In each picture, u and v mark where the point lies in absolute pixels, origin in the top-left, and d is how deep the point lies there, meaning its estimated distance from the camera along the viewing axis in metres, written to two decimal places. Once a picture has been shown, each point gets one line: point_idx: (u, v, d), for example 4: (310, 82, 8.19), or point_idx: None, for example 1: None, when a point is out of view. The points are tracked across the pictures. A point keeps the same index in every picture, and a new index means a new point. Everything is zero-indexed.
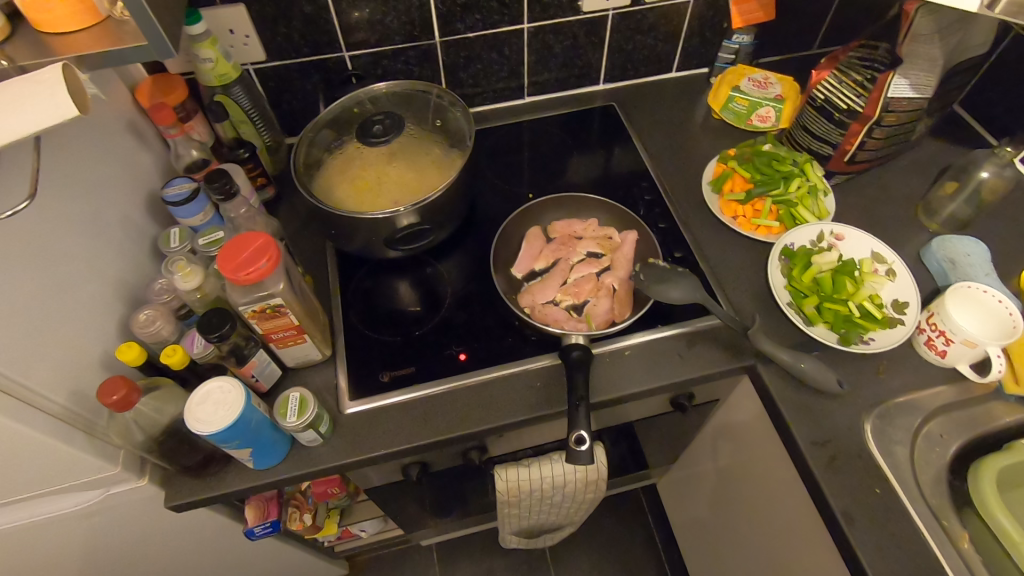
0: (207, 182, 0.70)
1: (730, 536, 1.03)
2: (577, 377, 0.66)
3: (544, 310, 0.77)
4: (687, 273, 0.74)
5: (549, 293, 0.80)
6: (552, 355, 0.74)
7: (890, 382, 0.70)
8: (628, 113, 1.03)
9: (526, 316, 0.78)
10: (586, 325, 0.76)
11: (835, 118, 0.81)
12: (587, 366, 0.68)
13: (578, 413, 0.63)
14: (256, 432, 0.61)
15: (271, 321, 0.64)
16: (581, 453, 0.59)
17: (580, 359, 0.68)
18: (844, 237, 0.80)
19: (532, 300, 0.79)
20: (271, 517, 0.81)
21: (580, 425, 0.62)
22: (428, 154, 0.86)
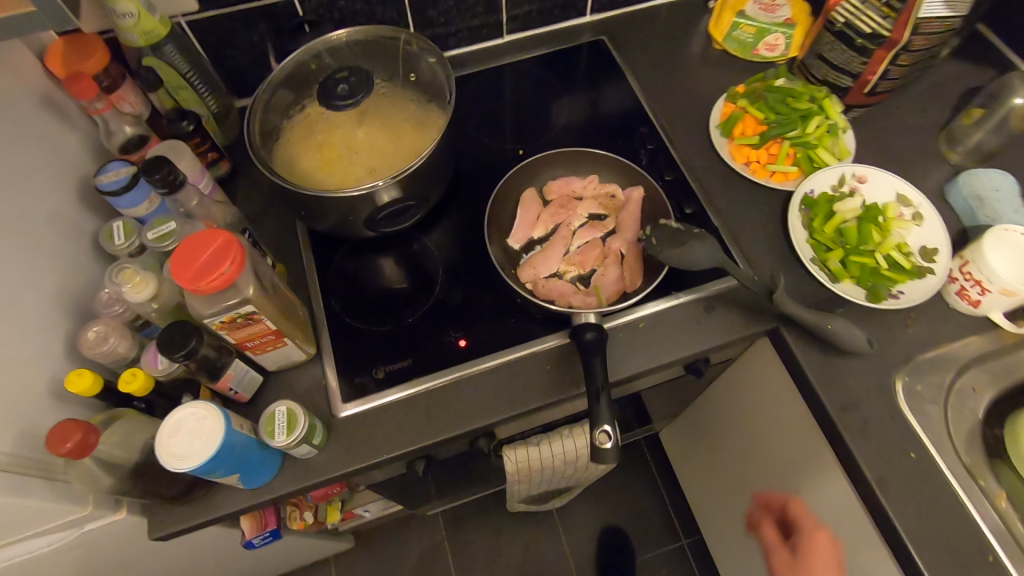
0: (146, 174, 0.59)
1: (743, 487, 1.02)
2: (594, 361, 0.60)
3: (548, 284, 0.69)
4: (703, 234, 0.66)
5: (553, 265, 0.71)
6: (560, 334, 0.67)
7: (921, 336, 0.66)
8: (621, 48, 0.92)
9: (528, 292, 0.70)
10: (596, 298, 0.68)
11: (856, 45, 0.72)
12: (604, 348, 0.61)
13: (599, 404, 0.57)
14: (240, 457, 0.54)
15: (243, 329, 0.56)
16: (608, 450, 0.54)
17: (595, 341, 0.61)
18: (867, 180, 0.72)
19: (534, 274, 0.71)
20: (270, 527, 0.78)
21: (603, 420, 0.55)
22: (403, 111, 0.78)
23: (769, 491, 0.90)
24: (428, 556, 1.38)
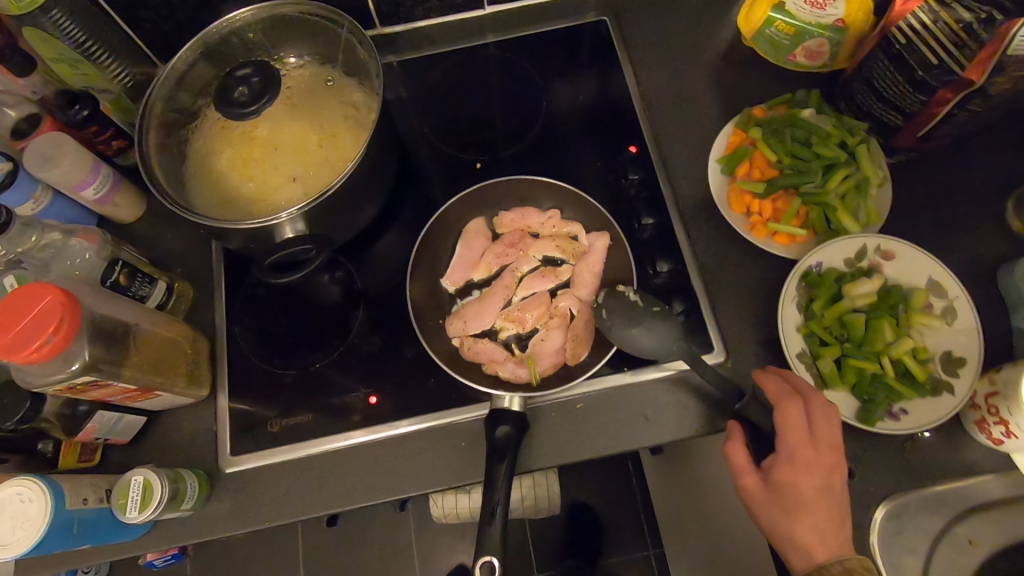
0: None
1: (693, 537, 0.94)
2: (497, 467, 0.51)
3: (476, 345, 0.60)
4: (664, 312, 0.55)
5: (486, 320, 0.62)
6: (482, 406, 0.58)
7: (916, 468, 0.54)
8: (625, 34, 0.75)
9: (455, 348, 0.61)
10: (528, 371, 0.58)
11: (915, 77, 0.54)
12: (515, 446, 0.52)
13: (490, 529, 0.48)
14: (83, 535, 0.48)
15: (95, 391, 0.49)
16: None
17: (507, 440, 0.52)
18: (894, 256, 0.57)
19: (462, 328, 0.61)
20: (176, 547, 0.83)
21: (490, 548, 0.47)
22: (333, 110, 0.63)
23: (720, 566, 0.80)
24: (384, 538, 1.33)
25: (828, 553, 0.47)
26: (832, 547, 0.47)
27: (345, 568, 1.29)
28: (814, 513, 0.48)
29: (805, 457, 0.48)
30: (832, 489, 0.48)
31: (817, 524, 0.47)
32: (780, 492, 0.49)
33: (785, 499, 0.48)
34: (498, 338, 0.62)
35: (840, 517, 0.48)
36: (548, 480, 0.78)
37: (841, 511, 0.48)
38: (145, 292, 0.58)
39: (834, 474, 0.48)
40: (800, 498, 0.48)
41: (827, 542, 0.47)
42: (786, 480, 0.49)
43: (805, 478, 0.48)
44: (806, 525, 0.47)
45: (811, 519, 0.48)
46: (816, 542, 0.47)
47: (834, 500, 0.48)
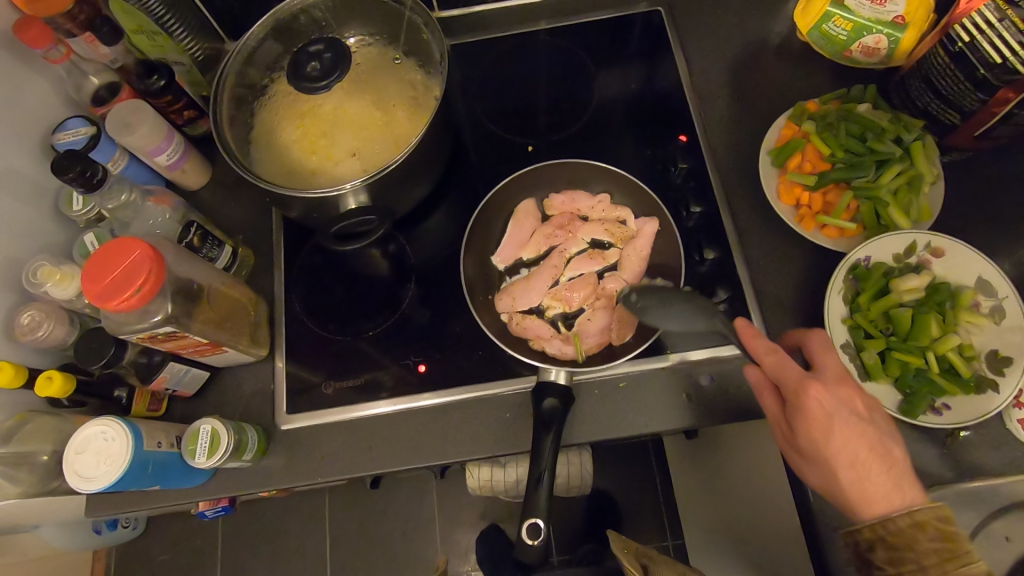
0: (58, 170, 0.53)
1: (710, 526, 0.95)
2: (543, 437, 0.53)
3: (524, 320, 0.62)
4: (688, 292, 0.56)
5: (534, 297, 0.63)
6: (529, 380, 0.60)
7: (955, 463, 0.54)
8: (679, 24, 0.76)
9: (504, 323, 0.63)
10: (574, 348, 0.60)
11: (975, 74, 0.54)
12: (562, 418, 0.54)
13: (536, 494, 0.51)
14: (157, 475, 0.52)
15: (171, 342, 0.52)
16: (531, 548, 0.51)
17: (553, 411, 0.54)
18: (943, 253, 0.57)
19: (511, 305, 0.63)
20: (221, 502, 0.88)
21: (536, 512, 0.51)
22: (396, 88, 0.65)
23: (739, 556, 0.81)
24: (402, 515, 1.35)
25: (888, 498, 0.44)
26: (887, 484, 0.45)
27: (370, 538, 1.34)
28: (851, 450, 0.45)
29: (820, 395, 0.45)
30: (867, 430, 0.46)
31: (859, 464, 0.45)
32: (808, 438, 0.47)
33: (821, 453, 0.46)
34: (545, 315, 0.63)
35: (889, 456, 0.45)
36: (583, 457, 0.81)
37: (887, 448, 0.46)
38: (214, 254, 0.61)
39: (854, 403, 0.46)
40: (836, 448, 0.45)
41: (885, 489, 0.45)
42: (808, 425, 0.46)
43: (825, 421, 0.45)
44: (855, 476, 0.45)
45: (848, 458, 0.45)
46: (865, 483, 0.45)
47: (874, 439, 0.45)
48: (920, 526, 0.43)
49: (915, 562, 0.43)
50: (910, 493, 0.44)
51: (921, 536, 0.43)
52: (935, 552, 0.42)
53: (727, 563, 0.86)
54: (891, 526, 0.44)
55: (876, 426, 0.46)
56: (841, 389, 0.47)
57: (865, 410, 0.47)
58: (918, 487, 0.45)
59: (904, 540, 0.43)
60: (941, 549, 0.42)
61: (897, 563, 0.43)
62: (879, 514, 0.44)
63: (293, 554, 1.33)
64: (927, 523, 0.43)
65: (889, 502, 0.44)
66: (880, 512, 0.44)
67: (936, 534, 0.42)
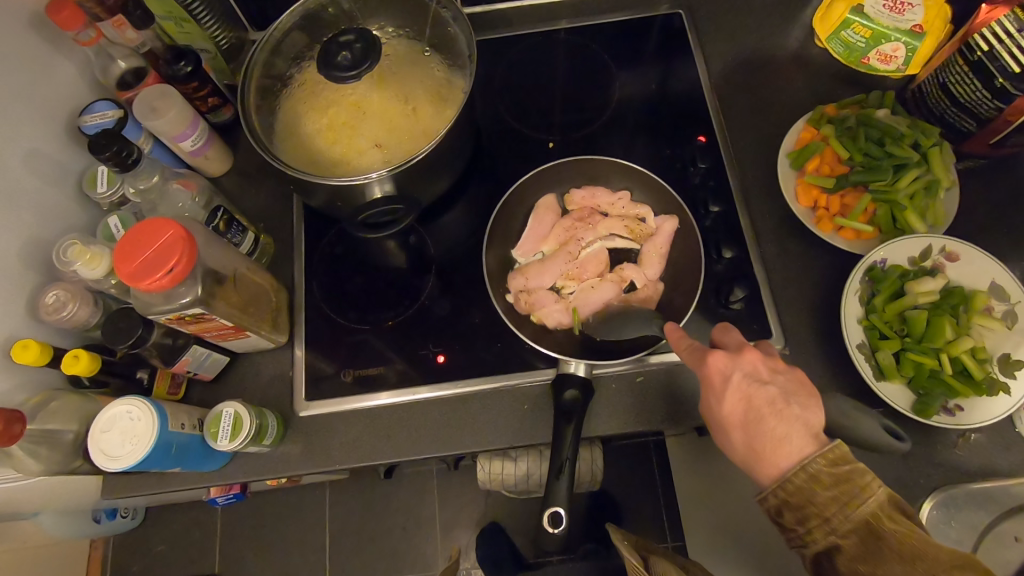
0: (94, 151, 0.55)
1: (712, 527, 0.95)
2: (565, 428, 0.54)
3: (532, 298, 0.63)
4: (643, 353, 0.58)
5: (548, 279, 0.65)
6: (549, 373, 0.61)
7: (968, 463, 0.55)
8: (699, 27, 0.77)
9: (510, 303, 0.64)
10: (571, 318, 0.62)
11: (994, 83, 0.55)
12: (581, 410, 0.55)
13: (559, 484, 0.53)
14: (179, 457, 0.52)
15: (197, 325, 0.53)
16: (554, 535, 0.52)
17: (574, 402, 0.56)
18: (959, 258, 0.58)
19: (523, 284, 0.65)
20: (231, 491, 0.88)
21: (557, 501, 0.52)
22: (423, 81, 0.66)
23: (743, 556, 0.81)
24: (401, 512, 1.34)
25: (782, 457, 0.42)
26: (782, 445, 0.42)
27: (369, 533, 1.33)
28: (742, 411, 0.45)
29: (709, 365, 0.48)
30: (763, 389, 0.45)
31: (746, 426, 0.44)
32: (712, 411, 0.48)
33: (725, 420, 0.46)
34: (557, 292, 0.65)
35: (785, 414, 0.43)
36: (593, 453, 0.81)
37: (783, 405, 0.44)
38: (237, 240, 0.62)
39: (747, 366, 0.47)
40: (731, 411, 0.46)
41: (777, 447, 0.42)
42: (708, 397, 0.48)
43: (717, 390, 0.47)
44: (748, 436, 0.44)
45: (739, 420, 0.45)
46: (757, 445, 0.44)
47: (769, 398, 0.44)
48: (816, 479, 0.41)
49: (819, 516, 0.41)
50: (807, 450, 0.42)
51: (819, 492, 0.41)
52: (836, 503, 0.40)
53: (730, 564, 0.86)
54: (785, 484, 0.41)
55: (779, 387, 0.45)
56: (744, 354, 0.47)
57: (770, 373, 0.46)
58: (821, 443, 0.42)
59: (805, 497, 0.41)
60: (841, 495, 0.40)
61: (806, 522, 0.41)
62: (777, 476, 0.42)
63: (291, 548, 1.33)
64: (823, 475, 0.41)
65: (786, 461, 0.42)
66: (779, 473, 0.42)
67: (834, 483, 0.41)
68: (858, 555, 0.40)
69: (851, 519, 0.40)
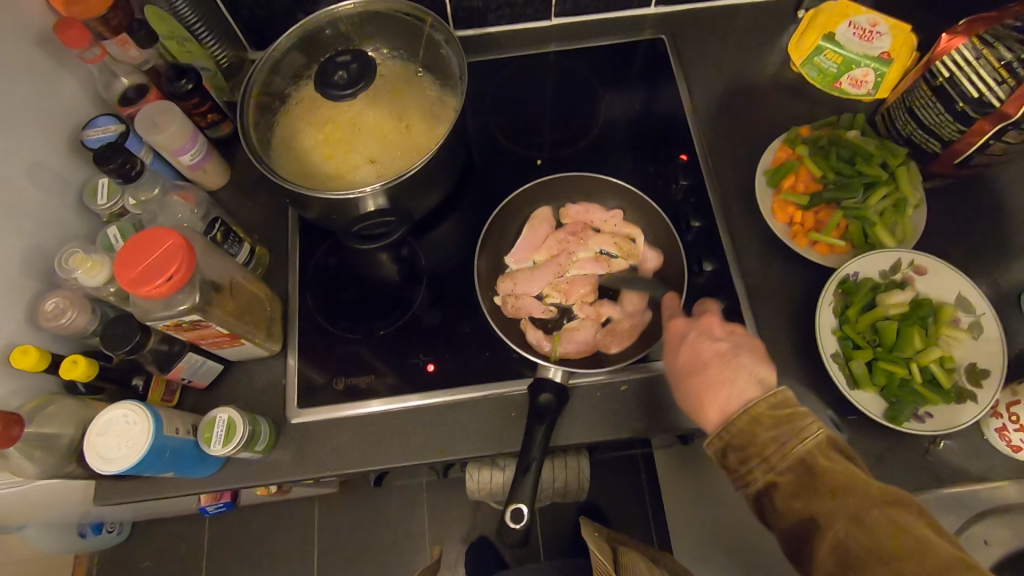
0: (100, 163, 0.57)
1: (699, 537, 0.96)
2: (535, 430, 0.57)
3: (518, 303, 0.67)
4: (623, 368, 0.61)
5: (535, 286, 0.67)
6: (523, 382, 0.63)
7: (938, 468, 0.57)
8: (682, 51, 0.81)
9: (497, 305, 0.67)
10: (551, 343, 0.64)
11: (955, 108, 0.58)
12: (553, 414, 0.58)
13: (524, 482, 0.55)
14: (172, 461, 0.54)
15: (193, 331, 0.54)
16: (515, 531, 0.55)
17: (547, 406, 0.58)
18: (926, 271, 0.61)
19: (510, 287, 0.67)
20: (223, 500, 0.89)
21: (520, 498, 0.55)
22: (417, 100, 0.68)
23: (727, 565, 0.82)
24: (389, 525, 1.34)
25: (725, 402, 0.46)
26: (734, 398, 0.46)
27: (357, 547, 1.33)
28: (697, 371, 0.50)
29: (675, 325, 0.55)
30: (713, 343, 0.51)
31: (700, 379, 0.49)
32: (674, 371, 0.53)
33: (679, 370, 0.52)
34: (543, 303, 0.67)
35: (731, 363, 0.48)
36: (580, 465, 0.83)
37: (732, 358, 0.49)
38: (234, 251, 0.64)
39: (706, 327, 0.53)
40: (685, 361, 0.52)
41: (719, 391, 0.47)
42: (672, 360, 0.53)
43: (683, 350, 0.53)
44: (697, 384, 0.49)
45: (694, 379, 0.50)
46: (708, 401, 0.48)
47: (718, 350, 0.50)
48: (757, 419, 0.44)
49: (760, 452, 0.43)
50: (752, 393, 0.46)
51: (761, 428, 0.44)
52: (775, 441, 0.43)
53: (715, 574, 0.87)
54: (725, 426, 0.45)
55: (730, 342, 0.51)
56: (701, 318, 0.54)
57: (725, 332, 0.52)
58: (766, 388, 0.46)
59: (745, 437, 0.44)
60: (781, 435, 0.43)
61: (748, 460, 0.44)
62: (724, 416, 0.46)
63: (277, 562, 1.32)
64: (764, 415, 0.44)
65: (732, 404, 0.46)
66: (724, 417, 0.46)
67: (774, 421, 0.44)
68: (796, 490, 0.41)
69: (790, 457, 0.42)
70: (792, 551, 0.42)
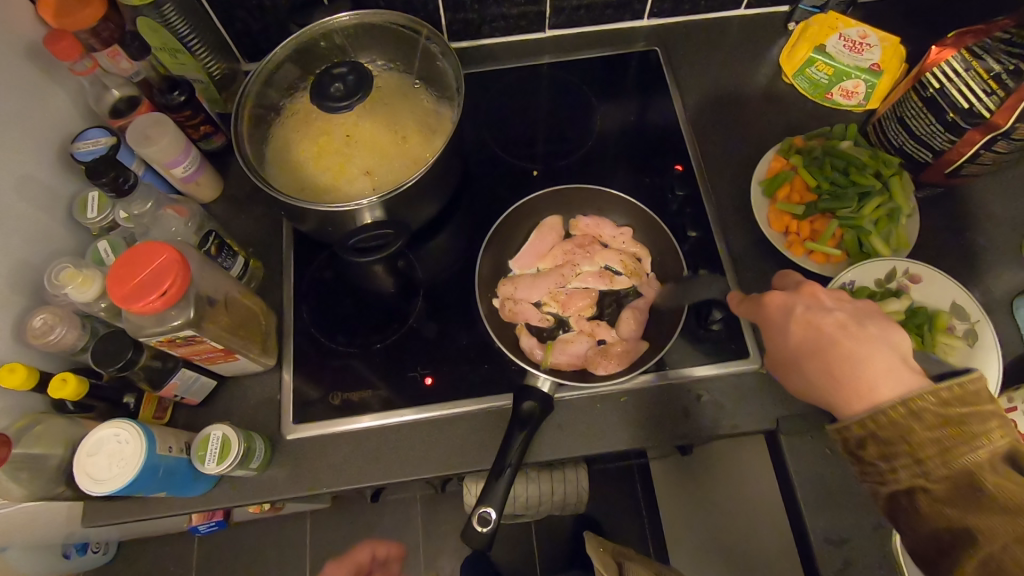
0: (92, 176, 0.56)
1: (697, 547, 0.95)
2: (516, 434, 0.57)
3: (515, 308, 0.67)
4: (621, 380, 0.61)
5: (536, 293, 0.68)
6: (506, 396, 0.62)
7: None
8: (675, 63, 0.81)
9: (495, 306, 0.68)
10: (544, 353, 0.64)
11: (947, 119, 0.59)
12: (536, 421, 0.58)
13: (496, 486, 0.55)
14: (165, 481, 0.52)
15: (187, 347, 0.53)
16: (479, 535, 0.53)
17: (530, 413, 0.58)
18: (921, 279, 0.62)
19: (511, 292, 0.68)
20: (215, 517, 0.87)
21: (490, 501, 0.54)
22: (413, 111, 0.68)
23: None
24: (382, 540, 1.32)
25: (874, 382, 0.42)
26: (889, 378, 0.42)
27: None
28: (824, 349, 0.45)
29: (779, 297, 0.50)
30: (830, 316, 0.47)
31: (829, 360, 0.45)
32: (788, 351, 0.49)
33: (792, 348, 0.48)
34: (542, 311, 0.68)
35: (865, 338, 0.44)
36: (578, 478, 0.82)
37: (858, 330, 0.45)
38: (228, 264, 0.63)
39: (817, 300, 0.49)
40: (802, 339, 0.47)
41: (863, 372, 0.43)
42: (785, 338, 0.49)
43: (798, 326, 0.48)
44: (825, 363, 0.45)
45: (820, 361, 0.45)
46: (849, 385, 0.43)
47: (840, 323, 0.46)
48: (916, 412, 0.40)
49: (912, 450, 0.39)
50: (904, 373, 0.42)
51: (919, 424, 0.40)
52: (938, 443, 0.39)
53: None
54: (880, 410, 0.41)
55: (847, 313, 0.47)
56: (803, 289, 0.50)
57: (838, 303, 0.48)
58: (914, 366, 0.42)
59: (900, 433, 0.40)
60: (947, 437, 0.39)
61: (893, 457, 0.40)
62: (871, 402, 0.42)
63: None
64: (927, 407, 0.40)
65: (882, 385, 0.42)
66: (873, 400, 0.42)
67: (943, 421, 0.39)
68: (950, 499, 0.38)
69: (949, 462, 0.38)
70: (924, 557, 0.39)
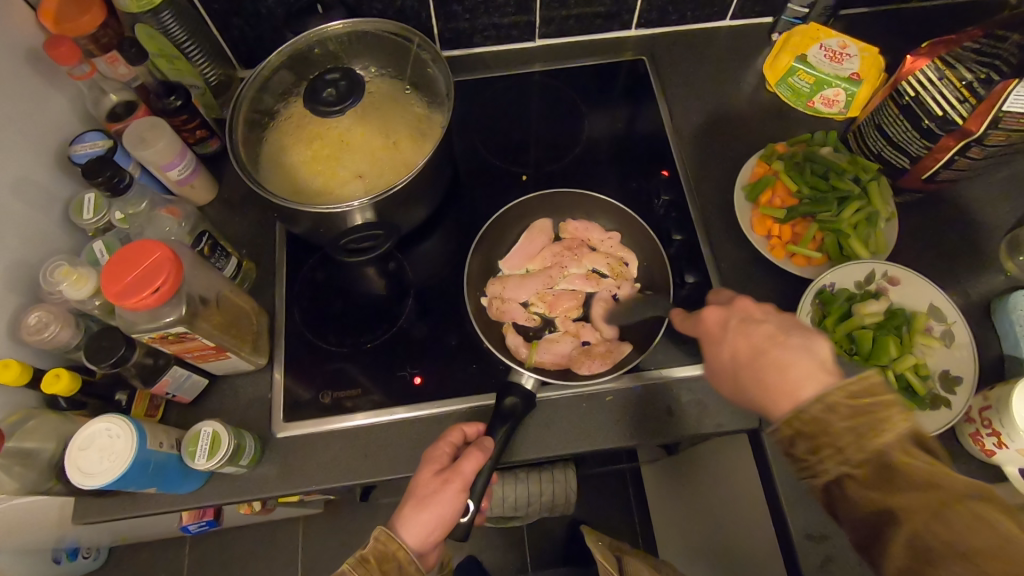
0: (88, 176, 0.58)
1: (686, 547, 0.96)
2: (497, 430, 0.57)
3: (503, 306, 0.68)
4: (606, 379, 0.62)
5: (523, 293, 0.69)
6: (490, 394, 0.63)
7: None
8: (662, 72, 0.83)
9: (484, 304, 0.69)
10: (529, 350, 0.65)
11: (923, 125, 0.61)
12: (518, 417, 0.59)
13: (478, 478, 0.56)
14: (154, 476, 0.53)
15: (178, 344, 0.54)
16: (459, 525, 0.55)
17: (513, 409, 0.59)
18: (900, 282, 0.63)
19: (499, 291, 0.69)
20: (206, 518, 0.87)
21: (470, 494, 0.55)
22: (404, 117, 0.70)
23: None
24: None
25: (795, 386, 0.44)
26: (811, 380, 0.44)
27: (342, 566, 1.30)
28: (753, 361, 0.48)
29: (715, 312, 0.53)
30: (760, 326, 0.49)
31: (758, 371, 0.47)
32: (723, 363, 0.51)
33: (730, 362, 0.50)
34: (529, 310, 0.69)
35: (788, 345, 0.47)
36: (568, 479, 0.83)
37: (783, 339, 0.47)
38: (220, 264, 0.64)
39: (748, 312, 0.51)
40: (737, 352, 0.49)
41: (785, 377, 0.45)
42: (721, 351, 0.51)
43: (734, 339, 0.50)
44: (756, 372, 0.47)
45: (751, 371, 0.48)
46: (773, 390, 0.45)
47: (768, 334, 0.48)
48: (834, 407, 0.42)
49: (832, 442, 0.41)
50: (823, 377, 0.43)
51: (835, 417, 0.41)
52: (853, 432, 0.40)
53: None
54: (796, 411, 0.43)
55: (775, 323, 0.49)
56: (736, 304, 0.53)
57: (764, 314, 0.51)
58: (830, 370, 0.44)
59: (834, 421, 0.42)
60: (863, 421, 0.40)
61: (818, 447, 0.41)
62: (794, 403, 0.43)
63: None
64: (842, 402, 0.41)
65: (805, 387, 0.43)
66: (795, 402, 0.44)
67: (853, 412, 0.41)
68: (873, 482, 0.39)
69: (867, 448, 0.40)
70: (861, 544, 0.39)
